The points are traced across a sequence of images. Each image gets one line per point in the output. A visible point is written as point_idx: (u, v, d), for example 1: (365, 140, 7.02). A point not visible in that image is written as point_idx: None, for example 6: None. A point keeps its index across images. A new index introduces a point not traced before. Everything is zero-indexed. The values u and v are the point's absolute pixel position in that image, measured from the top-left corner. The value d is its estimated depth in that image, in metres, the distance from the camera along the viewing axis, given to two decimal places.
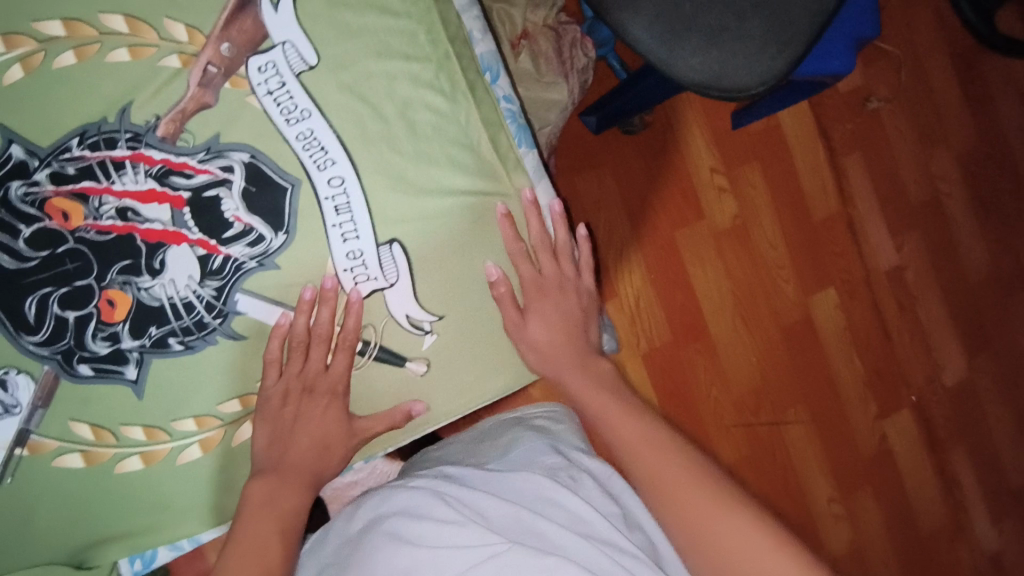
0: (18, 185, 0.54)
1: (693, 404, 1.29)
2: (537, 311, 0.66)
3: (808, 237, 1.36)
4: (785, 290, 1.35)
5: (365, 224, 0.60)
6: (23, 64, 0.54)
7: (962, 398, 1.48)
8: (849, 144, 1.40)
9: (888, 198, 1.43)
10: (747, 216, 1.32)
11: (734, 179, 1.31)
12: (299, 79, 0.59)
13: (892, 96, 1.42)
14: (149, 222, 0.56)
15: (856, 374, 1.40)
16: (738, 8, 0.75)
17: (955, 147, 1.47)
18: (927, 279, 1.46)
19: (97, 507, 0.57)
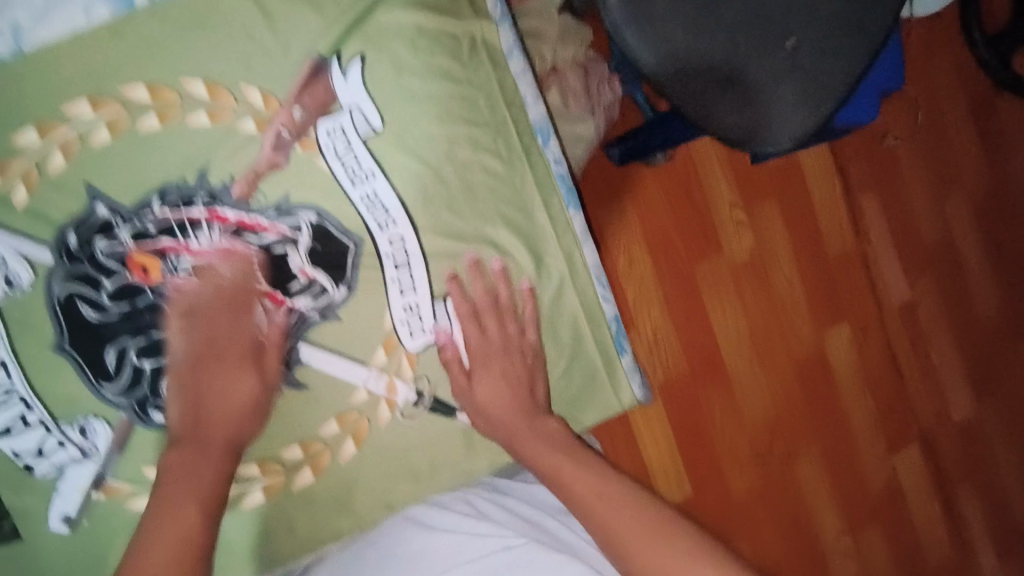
0: (102, 241, 0.56)
1: (708, 436, 1.30)
2: (479, 373, 0.65)
3: (823, 274, 1.39)
4: (800, 325, 1.38)
5: (422, 279, 0.64)
6: (110, 127, 0.56)
7: (965, 433, 1.51)
8: (865, 182, 1.42)
9: (901, 236, 1.45)
10: (765, 253, 1.35)
11: (752, 214, 1.34)
12: (364, 142, 0.62)
13: (908, 135, 1.45)
14: (222, 278, 0.58)
15: (866, 409, 1.42)
16: (769, 81, 0.89)
17: (967, 187, 1.50)
18: (937, 316, 1.48)
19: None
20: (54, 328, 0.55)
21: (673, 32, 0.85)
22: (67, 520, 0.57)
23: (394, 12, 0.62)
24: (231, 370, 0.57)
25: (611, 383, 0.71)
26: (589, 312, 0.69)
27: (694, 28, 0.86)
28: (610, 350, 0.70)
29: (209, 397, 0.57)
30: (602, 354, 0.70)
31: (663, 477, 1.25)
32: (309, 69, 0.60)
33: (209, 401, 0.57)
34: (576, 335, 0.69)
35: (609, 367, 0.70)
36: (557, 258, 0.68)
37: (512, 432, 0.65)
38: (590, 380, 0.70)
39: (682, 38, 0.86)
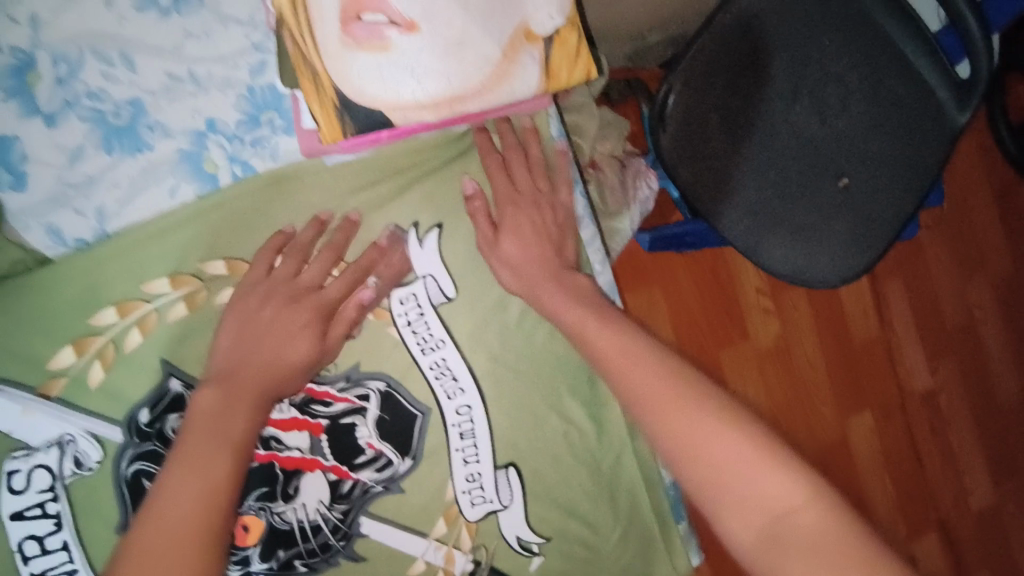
0: (173, 418, 0.55)
1: None
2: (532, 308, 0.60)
3: (848, 362, 1.38)
4: (824, 414, 1.36)
5: (485, 450, 0.63)
6: (187, 302, 0.56)
7: (988, 524, 1.48)
8: (890, 268, 1.41)
9: (925, 323, 1.44)
10: (789, 338, 1.34)
11: (779, 302, 1.34)
12: (436, 310, 0.62)
13: (933, 224, 1.44)
14: (289, 449, 0.58)
15: (889, 500, 1.40)
16: (823, 212, 0.89)
17: (993, 275, 1.48)
18: (959, 404, 1.47)
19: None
20: (119, 510, 0.54)
21: (724, 164, 0.89)
22: None
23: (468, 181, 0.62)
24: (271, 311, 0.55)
25: (668, 550, 0.69)
26: (648, 479, 0.68)
27: (742, 164, 0.89)
28: (669, 515, 0.69)
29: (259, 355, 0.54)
30: (660, 520, 0.69)
31: None
32: (386, 238, 0.60)
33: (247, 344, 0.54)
34: (634, 503, 0.68)
35: (666, 533, 0.69)
36: (619, 423, 0.67)
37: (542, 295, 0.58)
38: (648, 546, 0.69)
39: (735, 173, 0.89)
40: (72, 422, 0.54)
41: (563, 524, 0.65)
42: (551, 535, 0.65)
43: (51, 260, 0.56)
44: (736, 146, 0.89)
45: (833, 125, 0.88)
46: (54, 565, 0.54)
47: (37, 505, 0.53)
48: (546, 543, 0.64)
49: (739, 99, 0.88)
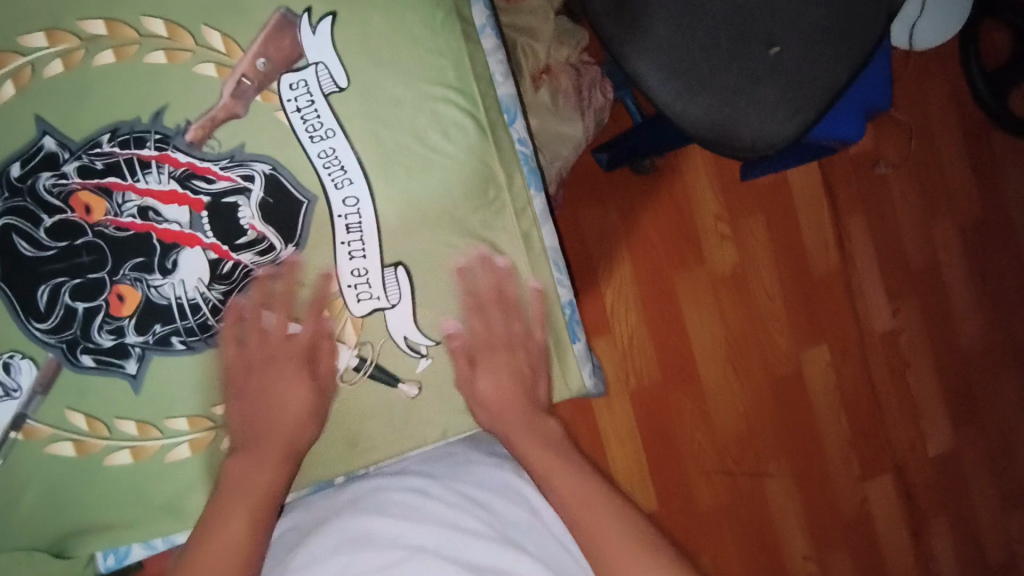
0: (47, 176, 0.55)
1: (676, 443, 1.29)
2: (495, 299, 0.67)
3: (805, 296, 1.36)
4: (778, 342, 1.35)
5: (374, 246, 0.62)
6: (64, 60, 0.56)
7: (946, 471, 1.43)
8: (852, 204, 1.39)
9: (889, 265, 1.40)
10: (745, 267, 1.33)
11: (738, 229, 1.32)
12: (328, 99, 0.60)
13: (901, 161, 1.40)
14: (167, 222, 0.57)
15: (841, 433, 1.38)
16: (754, 76, 0.86)
17: (960, 218, 1.44)
18: (920, 348, 1.42)
19: (81, 506, 0.57)
20: None
21: (656, 27, 0.87)
22: None
23: None
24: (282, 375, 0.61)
25: (561, 369, 0.71)
26: (544, 293, 0.69)
27: (676, 23, 0.87)
28: (563, 333, 0.70)
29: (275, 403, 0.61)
30: (553, 334, 0.70)
31: (625, 471, 1.26)
32: (276, 21, 0.59)
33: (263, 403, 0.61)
34: (526, 317, 0.68)
35: (560, 352, 0.70)
36: (514, 237, 0.67)
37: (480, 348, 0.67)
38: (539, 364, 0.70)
39: (666, 36, 0.87)
40: None
41: (454, 329, 0.65)
42: (440, 339, 0.65)
43: None
44: (668, 5, 0.87)
45: None
46: None
47: None
48: (435, 346, 0.65)
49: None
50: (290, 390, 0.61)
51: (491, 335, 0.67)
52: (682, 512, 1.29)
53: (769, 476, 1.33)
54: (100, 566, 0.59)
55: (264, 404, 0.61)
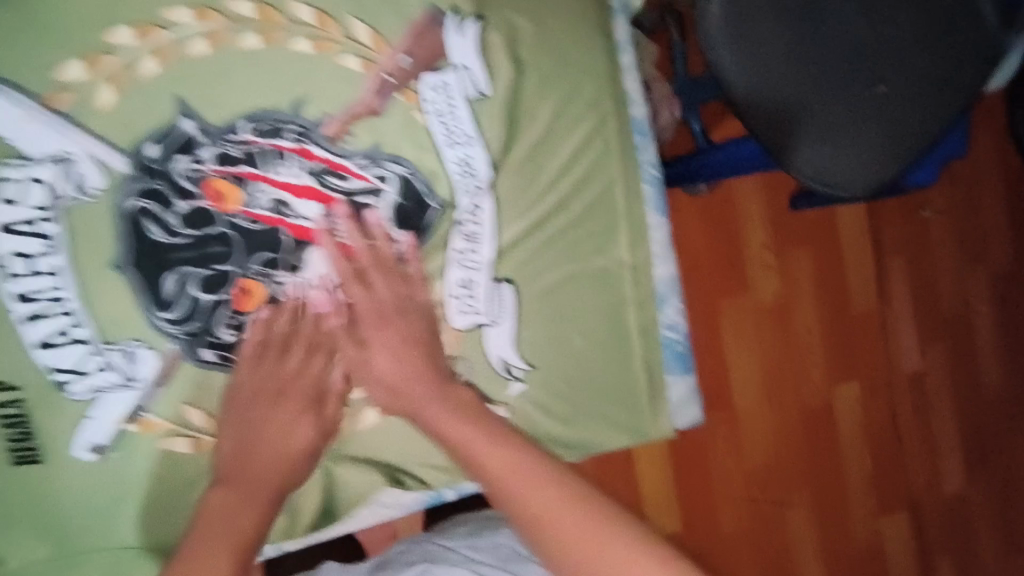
0: (184, 160, 0.53)
1: (705, 467, 1.26)
2: (594, 326, 0.62)
3: (842, 329, 1.36)
4: (811, 374, 1.33)
5: (487, 258, 0.59)
6: (208, 39, 0.52)
7: (957, 516, 1.43)
8: (895, 245, 1.39)
9: (925, 307, 1.40)
10: (787, 295, 1.31)
11: (783, 259, 1.31)
12: (469, 104, 0.58)
13: (943, 208, 1.42)
14: (298, 218, 0.55)
15: (863, 468, 1.37)
16: (857, 118, 0.84)
17: (992, 268, 1.45)
18: (944, 391, 1.42)
19: (180, 495, 0.54)
20: (118, 243, 0.52)
21: (767, 57, 0.82)
22: (96, 450, 0.52)
23: None
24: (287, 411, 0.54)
25: (653, 411, 0.64)
26: (644, 326, 0.64)
27: (789, 54, 0.83)
28: (661, 371, 0.65)
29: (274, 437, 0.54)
30: (647, 375, 0.64)
31: (651, 497, 1.21)
32: (423, 19, 0.57)
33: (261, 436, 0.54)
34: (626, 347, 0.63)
35: (655, 392, 0.64)
36: (624, 260, 0.64)
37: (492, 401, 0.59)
38: (636, 401, 0.64)
39: (777, 69, 0.83)
40: (78, 143, 0.50)
41: (554, 357, 0.61)
42: (538, 363, 0.60)
43: None
44: (783, 35, 0.83)
45: (880, 31, 0.84)
46: (42, 289, 0.50)
47: (30, 223, 0.50)
48: (531, 370, 0.60)
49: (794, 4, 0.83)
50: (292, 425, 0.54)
51: (589, 365, 0.62)
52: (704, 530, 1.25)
53: (791, 507, 1.31)
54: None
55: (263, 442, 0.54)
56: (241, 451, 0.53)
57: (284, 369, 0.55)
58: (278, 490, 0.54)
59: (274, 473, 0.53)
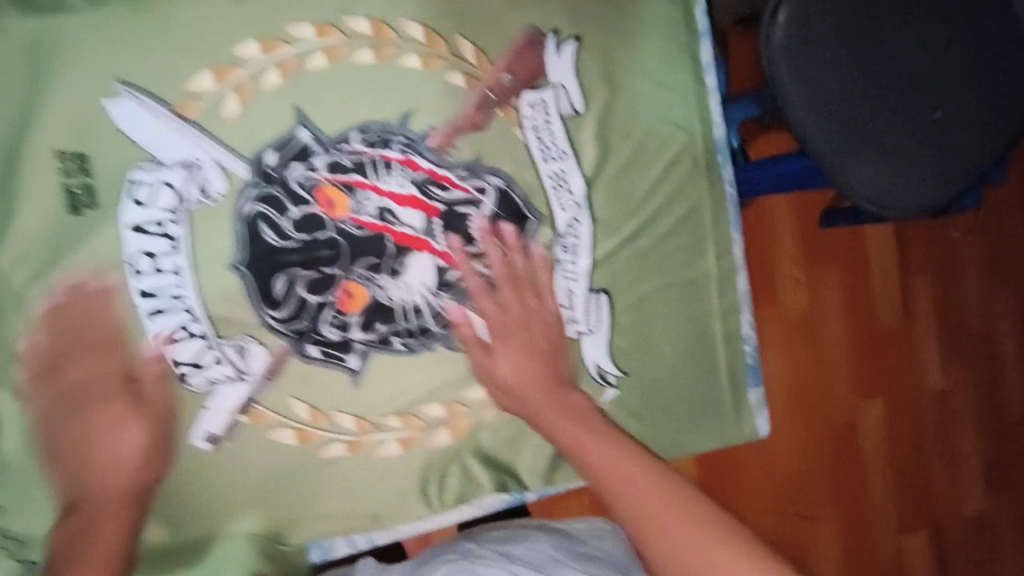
0: (297, 168, 0.55)
1: (734, 479, 1.22)
2: (684, 339, 0.68)
3: (869, 344, 1.35)
4: (839, 390, 1.32)
5: (584, 269, 0.63)
6: (326, 54, 0.55)
7: (978, 533, 1.43)
8: (921, 264, 1.41)
9: (946, 323, 1.42)
10: (814, 310, 1.30)
11: (812, 274, 1.30)
12: (563, 121, 0.61)
13: (968, 229, 1.45)
14: (402, 225, 0.57)
15: (886, 484, 1.35)
16: (912, 139, 0.84)
17: (1015, 290, 1.48)
18: (967, 409, 1.44)
19: (330, 498, 0.60)
20: (234, 245, 0.54)
21: (828, 77, 0.81)
22: (211, 439, 0.55)
23: (614, 4, 0.64)
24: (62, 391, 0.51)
25: (735, 415, 0.71)
26: (729, 337, 0.70)
27: (850, 75, 0.82)
28: (740, 379, 0.71)
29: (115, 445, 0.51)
30: (731, 380, 0.70)
31: None
32: (525, 39, 0.60)
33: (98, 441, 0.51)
34: (710, 356, 0.69)
35: (736, 398, 0.71)
36: (710, 273, 0.69)
37: (537, 405, 0.59)
38: (714, 408, 0.70)
39: (837, 88, 0.81)
40: (203, 150, 0.53)
41: (642, 365, 0.66)
42: (629, 369, 0.65)
43: None
44: (845, 56, 0.81)
45: (937, 56, 0.83)
46: (165, 286, 0.53)
47: (158, 223, 0.52)
48: (622, 376, 0.65)
49: (852, 19, 0.81)
50: (125, 430, 0.51)
51: (674, 373, 0.67)
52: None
53: (818, 523, 1.28)
54: (309, 563, 0.62)
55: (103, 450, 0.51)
56: (75, 466, 0.51)
57: (99, 373, 0.51)
58: (133, 500, 0.52)
59: (112, 488, 0.51)
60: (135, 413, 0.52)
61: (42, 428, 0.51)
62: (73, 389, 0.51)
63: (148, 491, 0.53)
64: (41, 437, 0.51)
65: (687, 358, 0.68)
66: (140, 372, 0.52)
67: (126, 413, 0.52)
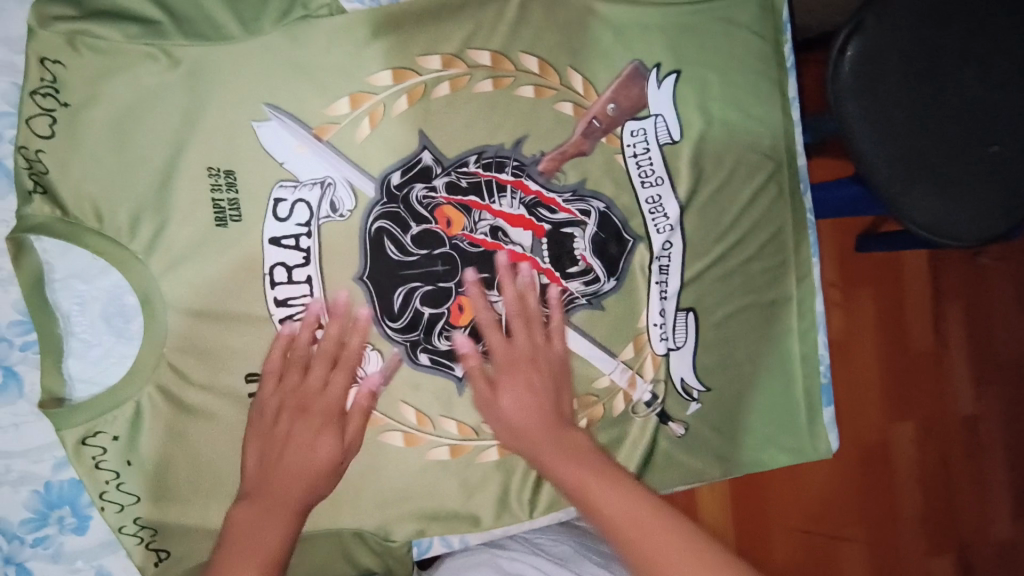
0: (420, 188, 0.58)
1: (764, 496, 1.24)
2: (764, 358, 0.71)
3: (902, 369, 1.35)
4: (870, 412, 1.33)
5: (675, 289, 0.66)
6: (452, 83, 0.60)
7: (1006, 560, 1.41)
8: (954, 291, 1.39)
9: (976, 352, 1.41)
10: (850, 334, 1.32)
11: (850, 297, 1.32)
12: (661, 148, 0.65)
13: (1003, 256, 1.42)
14: (513, 244, 0.60)
15: (915, 507, 1.35)
16: (976, 169, 0.80)
17: None
18: (996, 436, 1.42)
19: (427, 497, 0.60)
20: (360, 257, 0.57)
21: (890, 108, 0.79)
22: None
23: (711, 38, 0.68)
24: (263, 389, 0.54)
25: (811, 435, 0.72)
26: (806, 357, 0.72)
27: (914, 107, 0.79)
28: (818, 399, 0.72)
29: (302, 454, 0.54)
30: (807, 400, 0.72)
31: (711, 522, 1.21)
32: (630, 71, 0.65)
33: (285, 445, 0.53)
34: (787, 374, 0.72)
35: (812, 419, 0.72)
36: (790, 295, 0.72)
37: (532, 444, 0.57)
38: (790, 426, 0.72)
39: (898, 120, 0.79)
40: (337, 168, 0.56)
41: (725, 381, 0.69)
42: (712, 385, 0.68)
43: (346, 10, 0.57)
44: (909, 87, 0.78)
45: (1000, 87, 0.79)
46: (297, 294, 0.56)
47: (294, 236, 0.55)
48: (706, 392, 0.68)
49: (919, 47, 0.78)
50: (314, 443, 0.54)
51: (753, 390, 0.70)
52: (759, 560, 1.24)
53: (847, 544, 1.29)
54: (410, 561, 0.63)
55: (290, 455, 0.53)
56: (266, 467, 0.53)
57: (308, 387, 0.55)
58: (298, 513, 0.53)
59: (289, 494, 0.53)
60: (329, 428, 0.55)
61: (257, 425, 0.54)
62: (304, 404, 0.54)
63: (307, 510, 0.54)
64: (251, 432, 0.54)
65: (764, 375, 0.71)
66: (352, 406, 0.56)
67: (327, 431, 0.54)
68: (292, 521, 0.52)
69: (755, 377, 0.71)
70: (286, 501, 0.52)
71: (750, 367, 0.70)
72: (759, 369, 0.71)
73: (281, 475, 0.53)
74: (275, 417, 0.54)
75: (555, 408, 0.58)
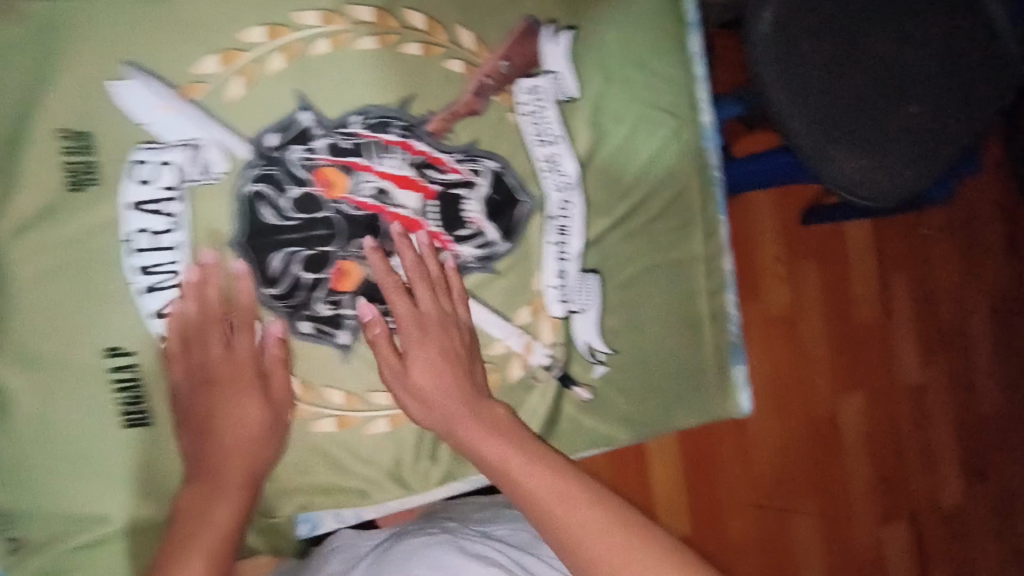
0: (298, 149, 0.56)
1: (714, 473, 1.23)
2: (673, 319, 0.70)
3: (847, 340, 1.36)
4: (818, 384, 1.32)
5: (576, 250, 0.65)
6: (331, 40, 0.57)
7: (955, 525, 1.44)
8: (897, 261, 1.41)
9: (919, 321, 1.42)
10: (799, 309, 1.30)
11: (793, 271, 1.31)
12: (558, 105, 0.64)
13: (941, 227, 1.45)
14: (398, 206, 0.57)
15: (867, 479, 1.36)
16: (887, 128, 0.79)
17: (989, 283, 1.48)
18: (942, 403, 1.44)
19: (314, 470, 0.59)
20: (233, 220, 0.54)
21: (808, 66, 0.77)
22: None
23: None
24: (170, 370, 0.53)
25: (720, 395, 0.72)
26: (715, 317, 0.72)
27: (833, 66, 0.77)
28: (727, 359, 0.72)
29: (226, 424, 0.53)
30: (716, 360, 0.72)
31: (661, 500, 1.18)
32: (522, 28, 0.63)
33: (210, 421, 0.53)
34: (697, 336, 0.71)
35: (721, 376, 0.72)
36: (697, 256, 0.71)
37: (449, 416, 0.57)
38: (701, 387, 0.71)
39: (817, 79, 0.77)
40: (206, 129, 0.53)
41: (632, 344, 0.68)
42: (619, 348, 0.67)
43: None
44: (827, 47, 0.77)
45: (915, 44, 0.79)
46: (162, 260, 0.53)
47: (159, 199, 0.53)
48: (612, 354, 0.67)
49: (832, 7, 0.77)
50: (243, 412, 0.53)
51: (662, 353, 0.69)
52: (714, 539, 1.22)
53: (796, 516, 1.29)
54: (296, 536, 0.62)
55: (217, 430, 0.53)
56: (197, 447, 0.52)
57: (237, 357, 0.54)
58: (246, 488, 0.53)
59: (240, 469, 0.53)
60: (252, 395, 0.54)
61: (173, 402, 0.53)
62: (207, 362, 0.53)
63: (259, 481, 0.54)
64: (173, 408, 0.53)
65: (675, 337, 0.70)
66: (265, 362, 0.55)
67: (248, 390, 0.54)
68: (244, 493, 0.53)
69: (665, 339, 0.69)
70: (233, 481, 0.53)
71: (659, 330, 0.69)
72: (668, 331, 0.70)
73: (225, 452, 0.53)
74: (187, 394, 0.52)
75: (470, 380, 0.58)
